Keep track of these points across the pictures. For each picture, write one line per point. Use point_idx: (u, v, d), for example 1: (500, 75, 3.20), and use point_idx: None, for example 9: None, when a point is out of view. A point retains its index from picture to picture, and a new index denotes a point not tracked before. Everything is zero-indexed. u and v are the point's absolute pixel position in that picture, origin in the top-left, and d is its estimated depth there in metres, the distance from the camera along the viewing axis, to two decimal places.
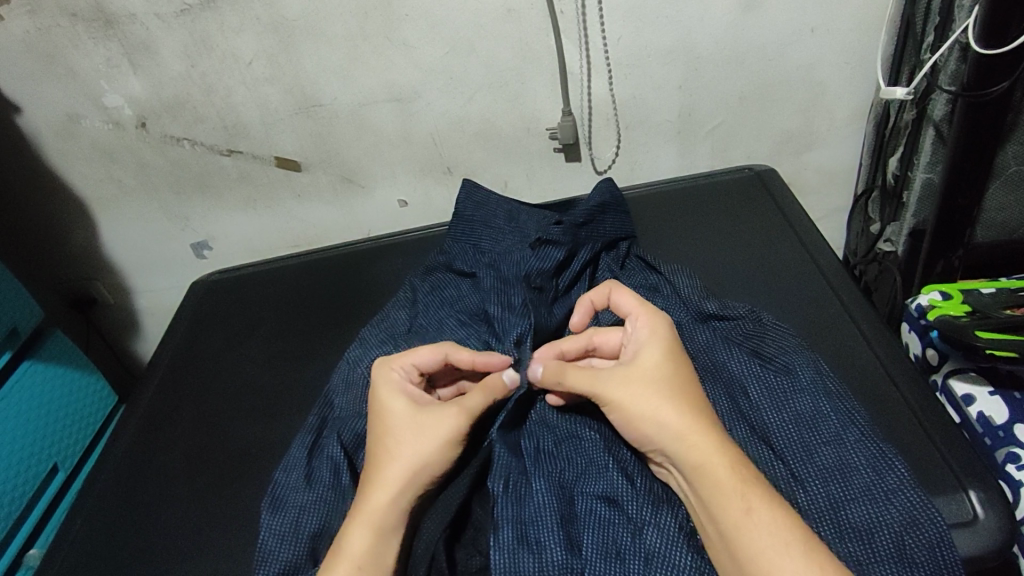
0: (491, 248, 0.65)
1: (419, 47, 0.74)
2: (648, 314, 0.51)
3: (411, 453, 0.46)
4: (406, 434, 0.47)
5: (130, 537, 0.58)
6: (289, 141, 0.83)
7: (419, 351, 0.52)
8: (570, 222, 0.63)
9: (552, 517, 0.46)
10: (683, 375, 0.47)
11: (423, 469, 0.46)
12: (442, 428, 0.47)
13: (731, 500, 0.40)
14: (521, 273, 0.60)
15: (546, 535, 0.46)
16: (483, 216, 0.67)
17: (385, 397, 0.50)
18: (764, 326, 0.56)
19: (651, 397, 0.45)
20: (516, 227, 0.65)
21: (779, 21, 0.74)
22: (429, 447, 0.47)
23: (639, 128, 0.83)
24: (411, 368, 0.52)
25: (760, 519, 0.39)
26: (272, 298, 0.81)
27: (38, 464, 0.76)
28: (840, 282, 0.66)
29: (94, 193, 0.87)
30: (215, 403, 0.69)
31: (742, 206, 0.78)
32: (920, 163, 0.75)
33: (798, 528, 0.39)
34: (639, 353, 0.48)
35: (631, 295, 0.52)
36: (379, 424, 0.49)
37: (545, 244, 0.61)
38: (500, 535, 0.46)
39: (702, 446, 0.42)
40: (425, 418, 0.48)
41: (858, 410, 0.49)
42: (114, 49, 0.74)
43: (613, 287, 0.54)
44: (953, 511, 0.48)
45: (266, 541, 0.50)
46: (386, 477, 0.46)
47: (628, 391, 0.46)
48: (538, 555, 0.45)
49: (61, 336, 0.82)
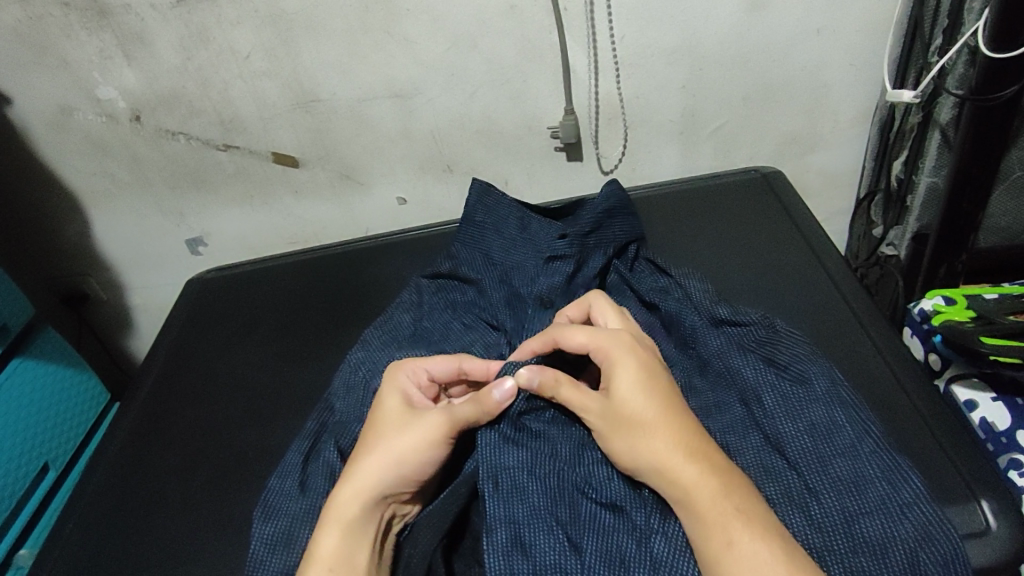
0: (502, 259, 0.64)
1: (420, 42, 0.73)
2: (599, 339, 0.49)
3: (390, 449, 0.47)
4: (391, 431, 0.48)
5: (122, 541, 0.57)
6: (286, 137, 0.81)
7: (434, 358, 0.53)
8: (576, 233, 0.63)
9: (547, 520, 0.46)
10: (656, 391, 0.46)
11: (398, 468, 0.46)
12: (424, 430, 0.47)
13: (714, 533, 0.39)
14: (534, 291, 0.61)
15: (540, 538, 0.45)
16: (494, 221, 0.66)
17: (385, 394, 0.51)
18: (778, 333, 0.54)
19: (643, 435, 0.44)
20: (528, 237, 0.65)
21: (786, 22, 0.74)
22: (406, 447, 0.47)
23: (641, 128, 0.82)
24: (421, 371, 0.53)
25: (741, 551, 0.38)
26: (271, 296, 0.80)
27: (29, 462, 0.75)
28: (847, 288, 0.65)
29: (86, 188, 0.85)
30: (210, 405, 0.67)
31: (748, 210, 0.77)
32: (926, 166, 0.76)
33: (779, 549, 0.38)
34: (611, 378, 0.47)
35: (577, 330, 0.50)
36: (373, 419, 0.50)
37: (553, 260, 0.62)
38: (494, 536, 0.45)
39: (684, 476, 0.42)
40: (412, 418, 0.48)
41: (874, 422, 0.49)
42: (107, 40, 0.72)
43: (554, 332, 0.51)
44: (965, 521, 0.47)
45: (257, 549, 0.49)
46: (361, 471, 0.46)
47: (607, 421, 0.46)
48: (530, 557, 0.44)
49: (53, 333, 0.80)
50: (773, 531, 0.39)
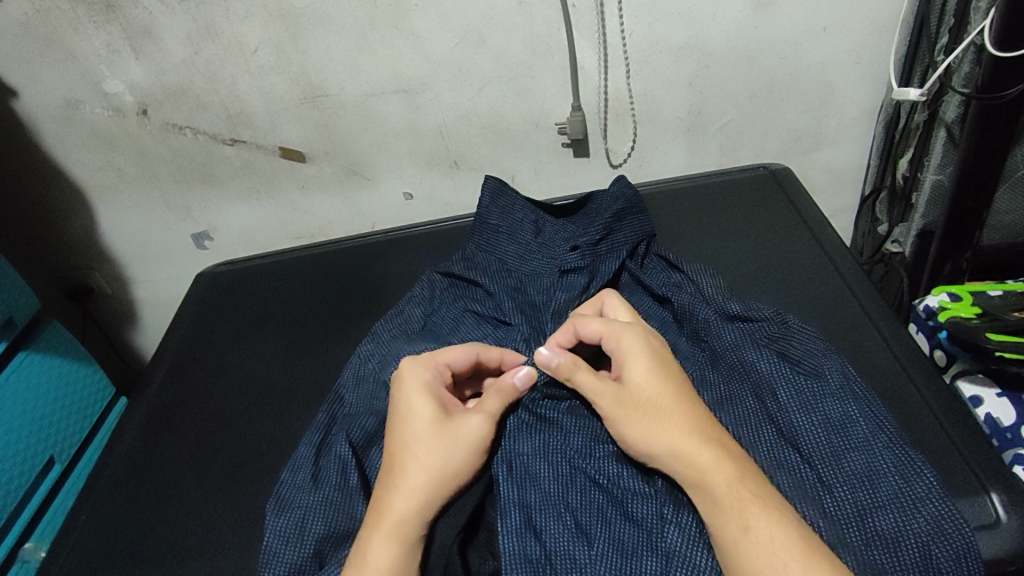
0: (516, 267, 0.63)
1: (429, 38, 0.73)
2: (617, 330, 0.50)
3: (441, 460, 0.46)
4: (436, 438, 0.47)
5: (133, 536, 0.57)
6: (294, 132, 0.81)
7: (452, 350, 0.52)
8: (586, 243, 0.62)
9: (559, 506, 0.46)
10: (669, 380, 0.47)
11: (451, 477, 0.46)
12: (473, 438, 0.48)
13: (730, 520, 0.40)
14: (551, 303, 0.59)
15: (552, 523, 0.45)
16: (509, 226, 0.66)
17: (414, 398, 0.49)
18: (789, 328, 0.55)
19: (660, 423, 0.44)
20: (543, 242, 0.64)
21: (793, 20, 0.74)
22: (457, 456, 0.47)
23: (648, 125, 0.82)
24: (443, 368, 0.52)
25: (757, 538, 0.39)
26: (280, 290, 0.80)
27: (34, 456, 0.75)
28: (855, 281, 0.66)
29: (91, 181, 0.85)
30: (221, 399, 0.67)
31: (755, 206, 0.77)
32: (931, 164, 0.75)
33: (792, 529, 0.39)
34: (623, 366, 0.48)
35: (594, 320, 0.51)
36: (406, 425, 0.48)
37: (567, 273, 0.61)
38: (507, 518, 0.46)
39: (701, 460, 0.42)
40: (454, 427, 0.48)
41: (887, 417, 0.49)
42: (115, 34, 0.72)
43: (572, 323, 0.52)
44: (975, 513, 0.48)
45: (271, 542, 0.48)
46: (412, 482, 0.45)
47: (621, 407, 0.46)
48: (542, 541, 0.45)
49: (58, 326, 0.80)
50: (787, 515, 0.40)
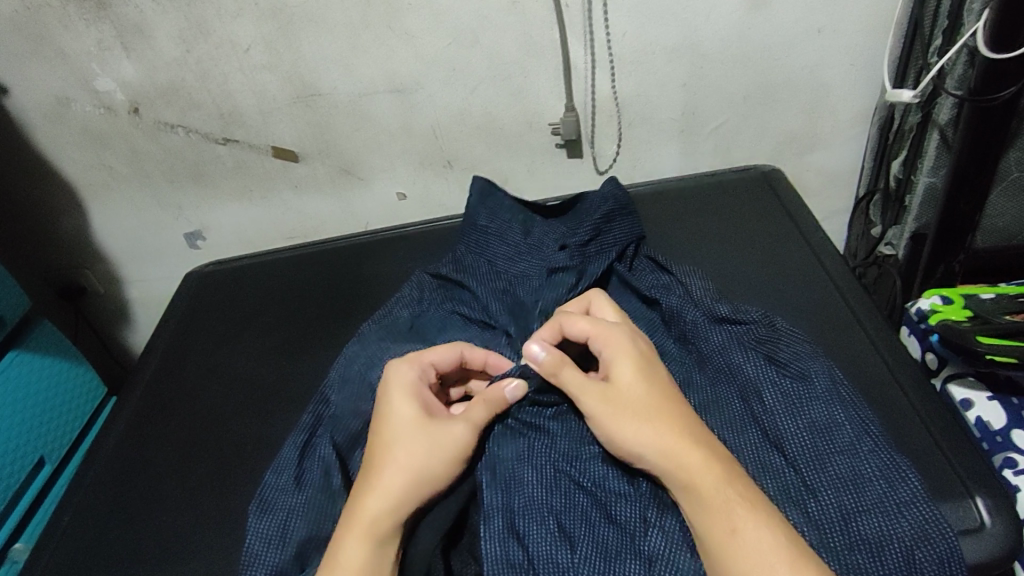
0: (506, 269, 0.63)
1: (421, 37, 0.73)
2: (604, 330, 0.49)
3: (420, 462, 0.45)
4: (414, 439, 0.46)
5: (118, 537, 0.57)
6: (286, 132, 0.81)
7: (436, 349, 0.52)
8: (576, 243, 0.62)
9: (542, 509, 0.46)
10: (656, 382, 0.47)
11: (429, 479, 0.45)
12: (455, 442, 0.47)
13: (717, 522, 0.40)
14: (538, 303, 0.59)
15: (535, 527, 0.45)
16: (498, 227, 0.65)
17: (395, 399, 0.49)
18: (777, 331, 0.55)
19: (645, 424, 0.44)
20: (532, 244, 0.64)
21: (788, 21, 0.74)
22: (437, 459, 0.46)
23: (642, 126, 0.82)
24: (428, 367, 0.51)
25: (745, 540, 0.39)
26: (269, 290, 0.80)
27: (24, 456, 0.74)
28: (846, 284, 0.66)
29: (83, 179, 0.85)
30: (208, 399, 0.67)
31: (747, 208, 0.77)
32: (925, 166, 0.75)
33: (781, 534, 0.39)
34: (610, 366, 0.48)
35: (581, 317, 0.50)
36: (384, 426, 0.48)
37: (556, 272, 0.61)
38: (490, 523, 0.46)
39: (690, 462, 0.42)
40: (435, 428, 0.47)
41: (873, 420, 0.49)
42: (106, 31, 0.72)
43: (558, 318, 0.51)
44: (960, 518, 0.47)
45: (253, 544, 0.49)
46: (388, 482, 0.44)
47: (607, 406, 0.46)
48: (525, 546, 0.45)
49: (49, 325, 0.80)
50: (778, 517, 0.40)
